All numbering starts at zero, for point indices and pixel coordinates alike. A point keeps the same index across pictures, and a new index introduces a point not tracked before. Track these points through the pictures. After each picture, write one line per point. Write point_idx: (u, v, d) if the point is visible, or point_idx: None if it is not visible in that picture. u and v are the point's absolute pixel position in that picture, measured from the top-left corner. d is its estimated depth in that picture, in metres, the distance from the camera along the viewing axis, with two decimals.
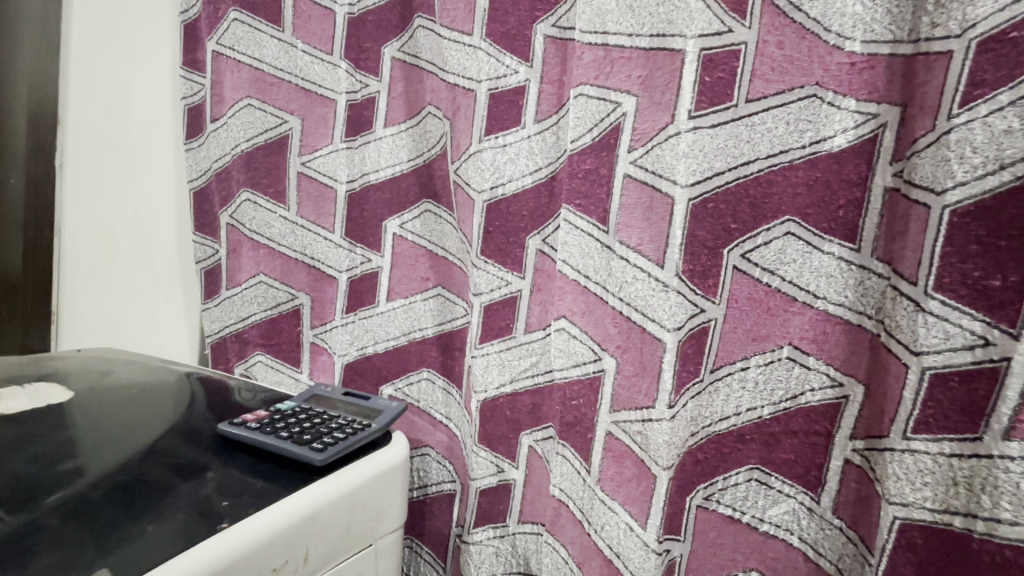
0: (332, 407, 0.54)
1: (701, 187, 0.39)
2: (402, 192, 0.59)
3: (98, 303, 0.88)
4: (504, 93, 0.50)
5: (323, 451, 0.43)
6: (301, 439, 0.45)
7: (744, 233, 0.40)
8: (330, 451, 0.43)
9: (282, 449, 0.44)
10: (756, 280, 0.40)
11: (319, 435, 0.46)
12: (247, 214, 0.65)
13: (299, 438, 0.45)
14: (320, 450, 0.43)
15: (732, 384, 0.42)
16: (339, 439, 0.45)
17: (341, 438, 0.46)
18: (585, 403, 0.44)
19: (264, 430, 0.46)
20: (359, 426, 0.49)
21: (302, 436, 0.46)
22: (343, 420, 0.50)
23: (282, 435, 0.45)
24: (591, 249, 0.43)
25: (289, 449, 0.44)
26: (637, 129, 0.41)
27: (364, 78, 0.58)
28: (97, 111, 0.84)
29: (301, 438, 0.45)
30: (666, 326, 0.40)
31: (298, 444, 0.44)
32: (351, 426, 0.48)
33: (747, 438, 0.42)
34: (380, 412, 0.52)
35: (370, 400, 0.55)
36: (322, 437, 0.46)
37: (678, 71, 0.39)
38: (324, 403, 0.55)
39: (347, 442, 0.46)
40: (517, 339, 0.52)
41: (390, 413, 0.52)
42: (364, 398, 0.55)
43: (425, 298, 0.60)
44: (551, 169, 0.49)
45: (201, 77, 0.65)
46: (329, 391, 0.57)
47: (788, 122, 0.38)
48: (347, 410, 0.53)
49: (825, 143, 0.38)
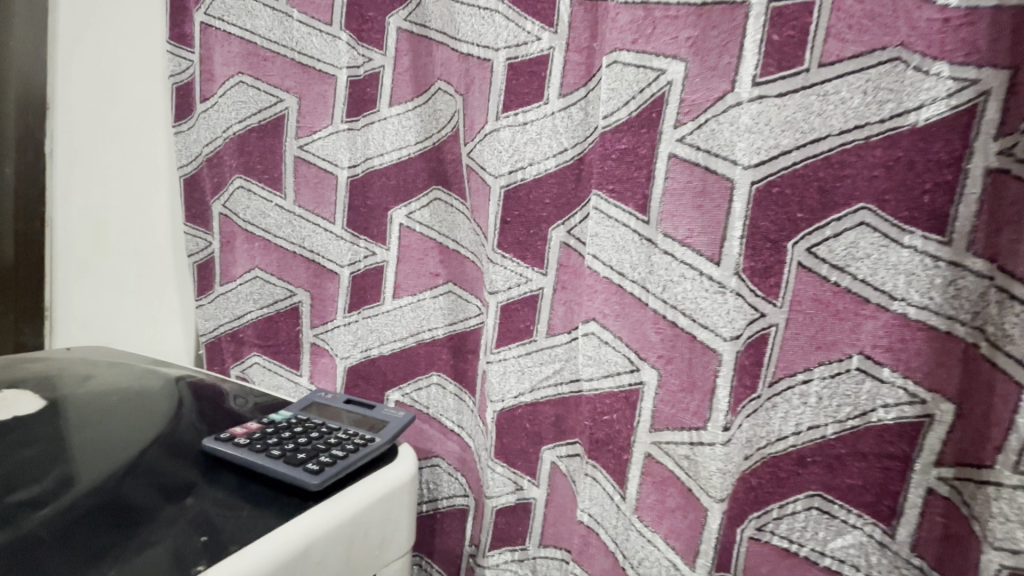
0: (333, 417, 0.49)
1: (765, 168, 0.33)
2: (410, 178, 0.53)
3: (90, 299, 0.83)
4: (525, 64, 0.44)
5: (319, 473, 0.38)
6: (295, 459, 0.40)
7: (812, 222, 0.34)
8: (327, 474, 0.38)
9: (274, 472, 0.39)
10: (822, 278, 0.34)
11: (315, 453, 0.41)
12: (240, 202, 0.60)
13: (293, 457, 0.40)
14: (316, 472, 0.38)
15: (791, 399, 0.36)
16: (337, 459, 0.40)
17: (340, 457, 0.40)
18: (619, 419, 0.38)
19: (254, 447, 0.41)
20: (360, 441, 0.43)
21: (296, 454, 0.40)
22: (343, 434, 0.44)
23: (274, 454, 0.40)
24: (627, 243, 0.37)
25: (282, 471, 0.38)
26: (685, 100, 0.35)
27: (367, 52, 0.52)
28: (86, 94, 0.79)
29: (295, 457, 0.40)
30: (722, 334, 0.34)
31: (292, 465, 0.39)
32: (351, 441, 0.43)
33: (808, 461, 0.36)
34: (385, 424, 0.47)
35: (374, 410, 0.49)
36: (319, 456, 0.40)
37: (739, 30, 0.33)
38: (324, 411, 0.49)
39: (347, 460, 0.40)
40: (538, 343, 0.46)
41: (395, 426, 0.46)
42: (368, 407, 0.50)
43: (434, 295, 0.54)
44: (578, 150, 0.43)
45: (189, 52, 0.59)
46: (329, 397, 0.51)
47: (865, 91, 0.32)
48: (348, 421, 0.48)
49: (909, 116, 0.31)
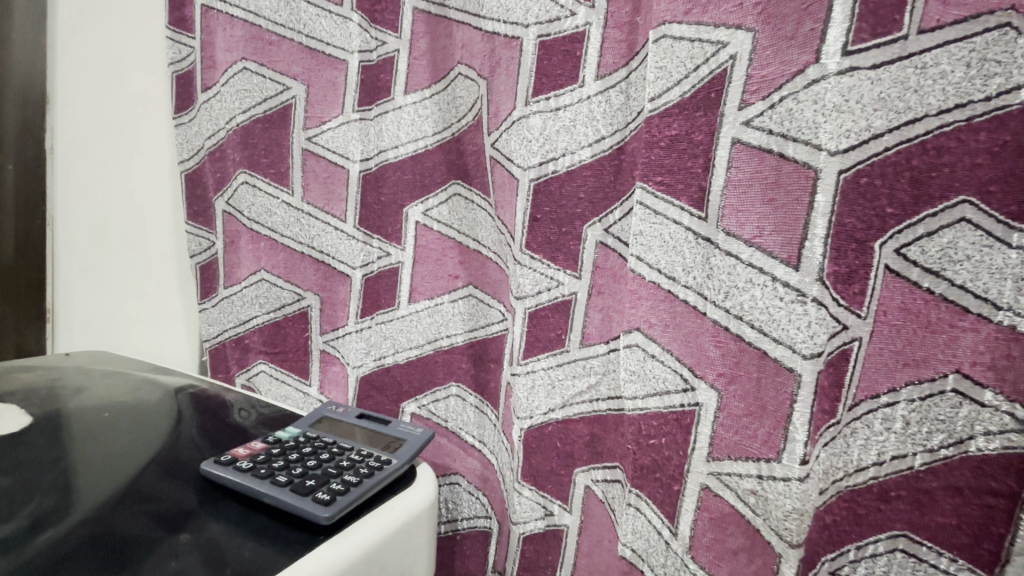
0: (344, 434, 0.44)
1: (855, 153, 0.28)
2: (427, 172, 0.49)
3: (92, 301, 0.80)
4: (558, 43, 0.39)
5: (330, 505, 0.34)
6: (302, 488, 0.35)
7: (905, 218, 0.28)
8: (338, 506, 0.34)
9: (281, 504, 0.34)
10: (912, 284, 0.29)
11: (326, 480, 0.36)
12: (245, 199, 0.55)
13: (301, 485, 0.35)
14: (327, 503, 0.34)
15: (873, 424, 0.31)
16: (351, 486, 0.36)
17: (353, 483, 0.36)
18: (668, 444, 0.33)
19: (257, 473, 0.37)
20: (375, 463, 0.39)
21: (305, 481, 0.36)
22: (357, 454, 0.40)
23: (279, 480, 0.36)
24: (679, 242, 0.32)
25: (289, 503, 0.34)
26: (754, 76, 0.30)
27: (380, 34, 0.48)
28: (87, 87, 0.75)
29: (302, 485, 0.36)
30: (800, 351, 0.29)
31: (300, 494, 0.35)
32: (366, 463, 0.39)
33: (892, 495, 0.31)
34: (401, 442, 0.43)
35: (389, 425, 0.45)
36: (329, 484, 0.36)
37: None
38: (335, 428, 0.45)
39: (360, 487, 0.36)
40: (571, 354, 0.41)
41: (413, 445, 0.42)
42: (383, 422, 0.46)
43: (453, 299, 0.50)
44: (617, 138, 0.38)
45: (190, 37, 0.55)
46: (341, 411, 0.47)
47: (969, 63, 0.26)
48: (360, 438, 0.44)
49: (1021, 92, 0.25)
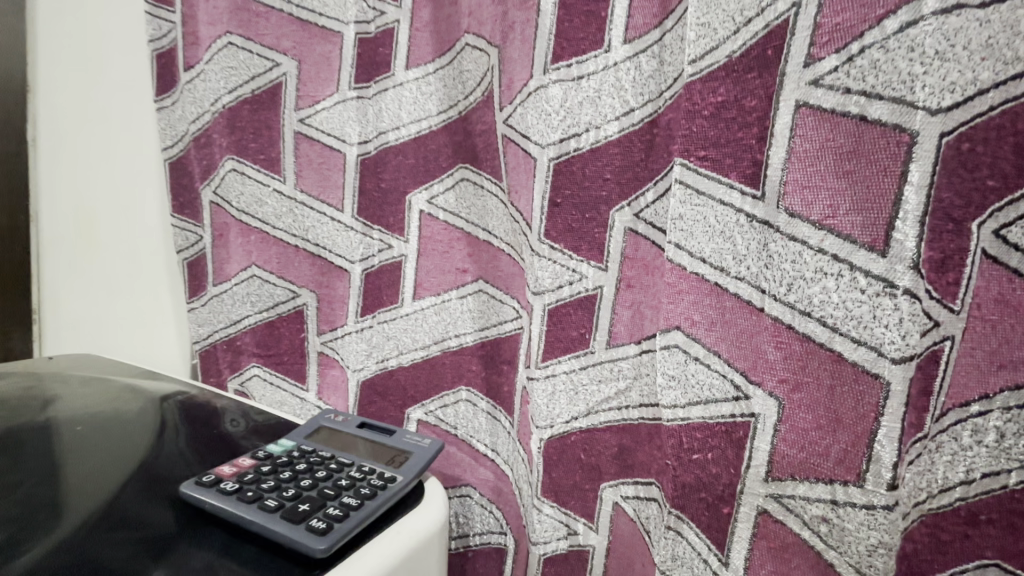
0: (344, 446, 0.40)
1: (959, 113, 0.22)
2: (431, 155, 0.44)
3: (80, 301, 0.76)
4: (580, 2, 0.34)
5: (328, 536, 0.29)
6: (295, 514, 0.31)
7: (1005, 192, 0.24)
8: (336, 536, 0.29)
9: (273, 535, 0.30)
10: (1010, 272, 0.25)
11: (322, 504, 0.32)
12: (233, 188, 0.51)
13: (293, 511, 0.31)
14: (323, 532, 0.30)
15: (961, 437, 0.27)
16: (351, 510, 0.31)
17: (354, 507, 0.32)
18: (716, 459, 0.29)
19: (244, 497, 0.32)
20: (378, 482, 0.34)
21: (298, 506, 0.32)
22: (358, 471, 0.36)
23: (268, 506, 0.32)
24: (729, 227, 0.28)
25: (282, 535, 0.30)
26: (824, 24, 0.24)
27: (378, 3, 0.43)
28: (69, 75, 0.70)
29: (295, 510, 0.31)
30: (888, 355, 0.24)
31: (293, 521, 0.30)
32: (367, 482, 0.34)
33: (982, 519, 0.27)
34: (408, 455, 0.38)
35: (394, 436, 0.40)
36: (326, 508, 0.32)
37: None
38: (334, 440, 0.41)
39: (361, 511, 0.32)
40: (596, 356, 0.37)
41: (421, 457, 0.38)
42: (389, 433, 0.41)
43: (461, 295, 0.45)
44: (649, 110, 0.34)
45: (171, 12, 0.50)
46: (341, 420, 0.43)
47: None
48: (362, 452, 0.39)
49: None
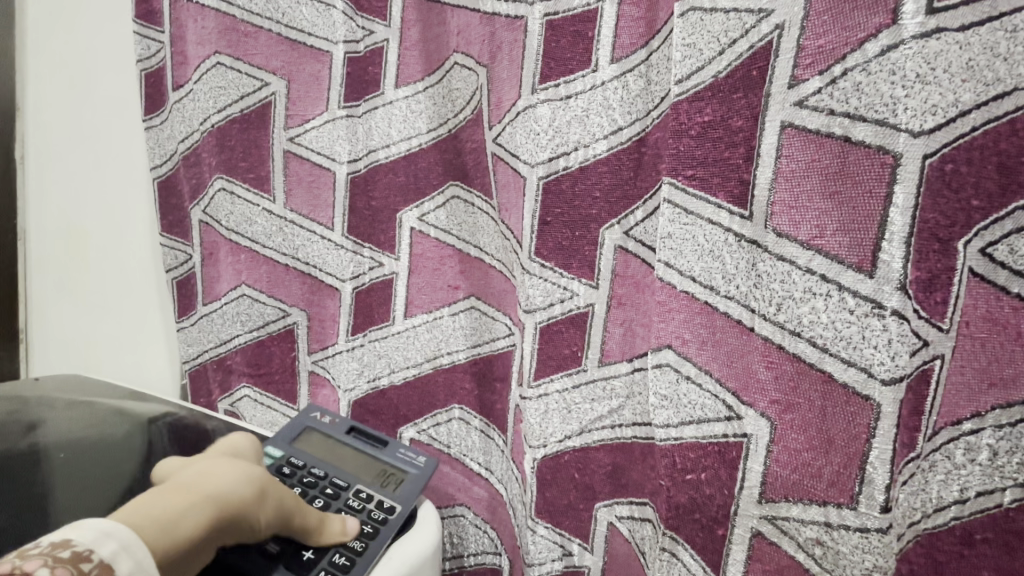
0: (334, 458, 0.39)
1: (942, 134, 0.23)
2: (421, 173, 0.44)
3: (69, 320, 0.75)
4: (567, 23, 0.35)
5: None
6: (299, 563, 0.31)
7: (991, 211, 0.24)
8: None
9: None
10: (997, 290, 0.25)
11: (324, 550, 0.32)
12: (222, 207, 0.50)
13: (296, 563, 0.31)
14: None
15: (954, 455, 0.26)
16: (356, 559, 0.32)
17: (359, 553, 0.32)
18: (709, 481, 0.28)
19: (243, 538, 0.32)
20: (378, 517, 0.34)
21: (300, 554, 0.31)
22: (356, 504, 0.35)
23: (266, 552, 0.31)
24: (717, 246, 0.27)
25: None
26: (807, 47, 0.25)
27: (368, 23, 0.43)
28: (57, 93, 0.70)
29: (298, 558, 0.31)
30: (877, 375, 0.24)
31: None
32: (366, 516, 0.34)
33: (977, 538, 0.26)
34: (403, 476, 0.37)
35: (387, 450, 0.39)
36: (330, 554, 0.32)
37: None
38: (323, 447, 0.39)
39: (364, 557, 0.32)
40: (589, 374, 0.37)
41: (417, 479, 0.37)
42: (380, 444, 0.40)
43: (453, 312, 0.45)
44: (637, 128, 0.34)
45: (159, 32, 0.50)
46: (329, 422, 0.41)
47: None
48: (354, 468, 0.38)
49: None
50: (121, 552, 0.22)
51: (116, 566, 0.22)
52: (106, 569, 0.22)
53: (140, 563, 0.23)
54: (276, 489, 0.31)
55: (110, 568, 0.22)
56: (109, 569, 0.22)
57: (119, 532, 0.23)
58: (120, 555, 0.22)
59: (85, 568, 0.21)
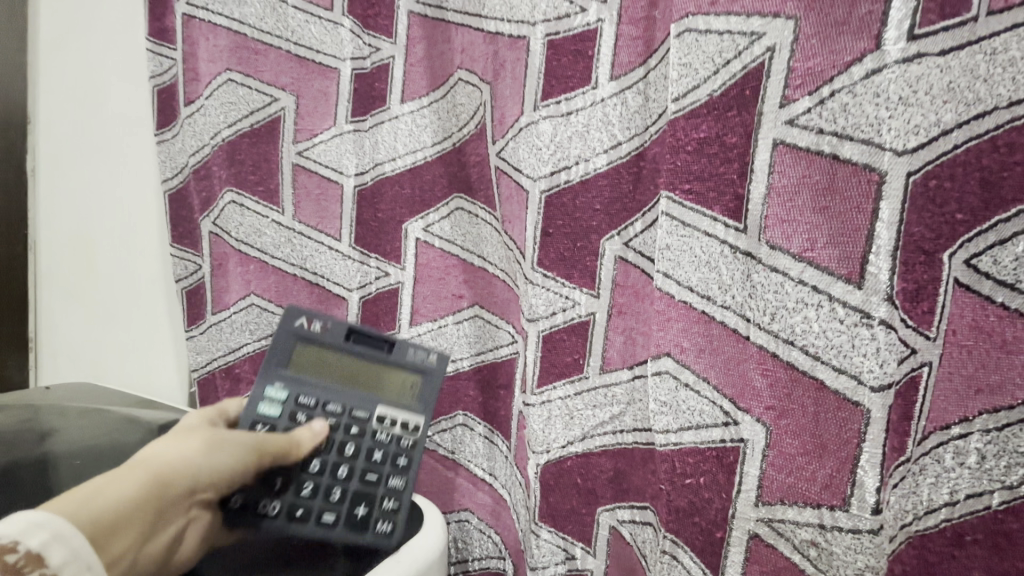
0: (340, 374, 0.39)
1: (925, 152, 0.24)
2: (426, 185, 0.45)
3: (79, 329, 0.76)
4: (567, 42, 0.36)
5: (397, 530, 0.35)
6: (357, 521, 0.35)
7: (976, 224, 0.25)
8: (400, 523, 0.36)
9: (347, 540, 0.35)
10: (983, 299, 0.26)
11: (373, 499, 0.36)
12: (231, 219, 0.52)
13: (353, 518, 0.35)
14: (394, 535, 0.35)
15: (944, 459, 0.27)
16: (404, 500, 0.37)
17: (401, 492, 0.37)
18: (708, 484, 0.29)
19: (296, 517, 0.34)
20: (410, 443, 0.38)
21: (353, 509, 0.35)
22: (386, 430, 0.38)
23: (323, 521, 0.34)
24: (713, 258, 0.29)
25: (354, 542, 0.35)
26: (797, 69, 0.26)
27: (374, 40, 0.45)
28: (69, 107, 0.71)
29: (354, 517, 0.35)
30: (867, 382, 0.25)
31: (360, 531, 0.35)
32: (399, 448, 0.38)
33: (968, 539, 0.27)
34: (419, 379, 0.40)
35: (393, 354, 0.40)
36: (379, 501, 0.36)
37: None
38: (326, 364, 0.39)
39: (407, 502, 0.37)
40: (591, 381, 0.38)
41: (432, 383, 0.40)
42: (384, 349, 0.40)
43: (457, 321, 0.46)
44: (636, 143, 0.35)
45: (173, 50, 0.52)
46: (318, 331, 0.39)
47: None
48: (366, 381, 0.39)
49: None
50: (53, 543, 0.23)
51: (47, 556, 0.23)
52: (36, 560, 0.22)
53: (74, 547, 0.24)
54: (225, 442, 0.32)
55: (40, 558, 0.23)
56: (38, 559, 0.22)
57: (54, 524, 0.24)
58: (51, 545, 0.23)
59: (10, 560, 0.22)
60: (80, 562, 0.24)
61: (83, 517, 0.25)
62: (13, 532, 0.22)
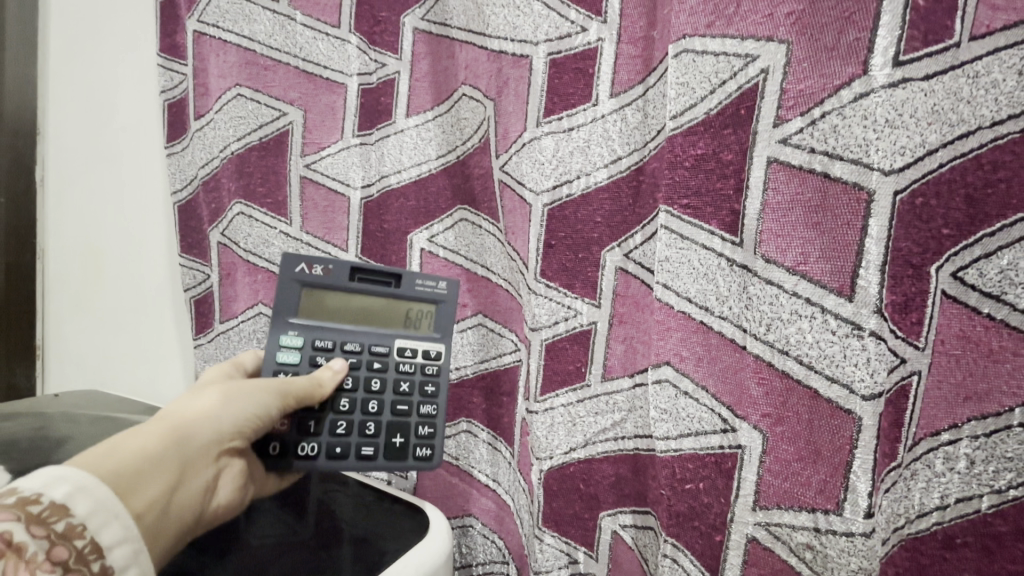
0: (350, 312, 0.41)
1: (911, 172, 0.25)
2: (431, 197, 0.47)
3: (86, 336, 0.77)
4: (569, 60, 0.37)
5: (435, 454, 0.39)
6: (397, 451, 0.38)
7: (960, 239, 0.26)
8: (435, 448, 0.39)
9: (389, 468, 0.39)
10: (969, 310, 0.27)
11: (405, 428, 0.39)
12: (240, 230, 0.53)
13: (391, 446, 0.38)
14: (431, 458, 0.39)
15: (934, 464, 0.28)
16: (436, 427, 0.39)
17: (434, 418, 0.40)
18: (707, 489, 0.30)
19: (337, 454, 0.37)
20: (433, 371, 0.41)
21: (390, 438, 0.39)
22: (407, 360, 0.40)
23: (363, 453, 0.38)
24: (711, 270, 0.30)
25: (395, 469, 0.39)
26: (789, 90, 0.27)
27: (380, 56, 0.46)
28: (78, 118, 0.73)
29: (393, 446, 0.38)
30: (858, 391, 0.26)
31: (399, 458, 0.38)
32: (423, 376, 0.40)
33: (959, 542, 0.28)
34: (433, 309, 0.41)
35: (401, 285, 0.40)
36: (413, 430, 0.39)
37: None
38: (336, 304, 0.40)
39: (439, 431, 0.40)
40: (593, 389, 0.39)
41: (445, 307, 0.41)
42: (390, 284, 0.40)
43: (462, 330, 0.48)
44: (635, 158, 0.36)
45: (183, 65, 0.53)
46: (322, 274, 0.39)
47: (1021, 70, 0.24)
48: (379, 317, 0.41)
49: None
50: (77, 494, 0.23)
51: (72, 505, 0.23)
52: (61, 510, 0.23)
53: (101, 499, 0.24)
54: (241, 394, 0.33)
55: (66, 508, 0.23)
56: (64, 508, 0.23)
57: (78, 477, 0.24)
58: (75, 495, 0.23)
59: (35, 512, 0.22)
60: (109, 511, 0.24)
61: (105, 470, 0.25)
62: (38, 485, 0.23)
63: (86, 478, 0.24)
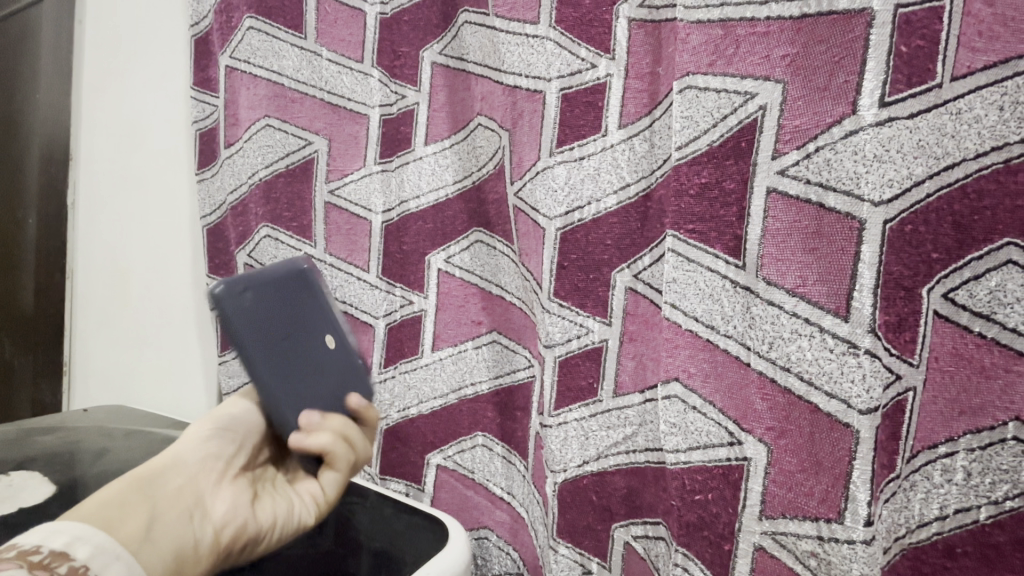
0: None
1: (899, 203, 0.27)
2: (448, 220, 0.49)
3: (110, 353, 0.80)
4: (580, 94, 0.40)
5: None
6: None
7: (949, 262, 0.28)
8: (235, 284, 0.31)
9: (248, 336, 0.31)
10: (962, 328, 0.29)
11: None
12: (266, 252, 0.55)
13: None
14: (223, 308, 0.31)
15: (933, 476, 0.30)
16: None
17: None
18: (715, 500, 0.32)
19: None
20: None
21: None
22: None
23: None
24: (716, 291, 0.32)
25: (244, 333, 0.31)
26: (786, 125, 0.29)
27: (400, 89, 0.49)
28: (108, 144, 0.76)
29: None
30: (855, 406, 0.28)
31: None
32: None
33: (959, 551, 0.30)
34: None
35: None
36: None
37: (861, 41, 0.27)
38: None
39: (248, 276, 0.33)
40: (605, 404, 0.40)
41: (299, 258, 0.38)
42: None
43: (477, 345, 0.49)
44: (643, 185, 0.39)
45: (214, 97, 0.57)
46: None
47: (1002, 106, 0.26)
48: None
49: None
50: (73, 542, 0.24)
51: (71, 551, 0.24)
52: (62, 556, 0.24)
53: (96, 543, 0.25)
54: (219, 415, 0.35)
55: (66, 554, 0.24)
56: (63, 554, 0.24)
57: (67, 528, 0.25)
58: (73, 543, 0.24)
59: (36, 560, 0.23)
60: (105, 552, 0.25)
61: (85, 518, 0.26)
62: (35, 539, 0.24)
63: (77, 527, 0.25)
